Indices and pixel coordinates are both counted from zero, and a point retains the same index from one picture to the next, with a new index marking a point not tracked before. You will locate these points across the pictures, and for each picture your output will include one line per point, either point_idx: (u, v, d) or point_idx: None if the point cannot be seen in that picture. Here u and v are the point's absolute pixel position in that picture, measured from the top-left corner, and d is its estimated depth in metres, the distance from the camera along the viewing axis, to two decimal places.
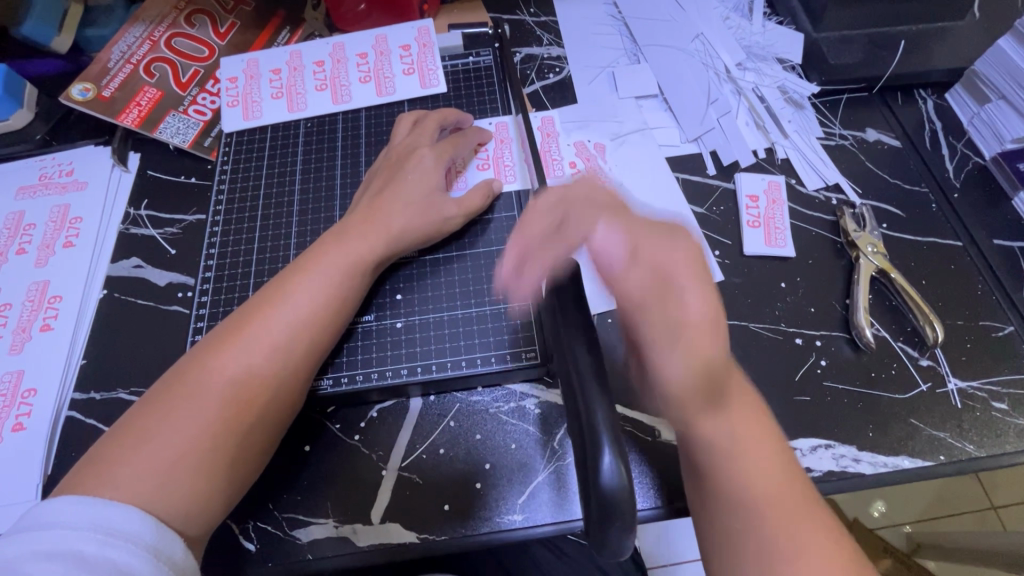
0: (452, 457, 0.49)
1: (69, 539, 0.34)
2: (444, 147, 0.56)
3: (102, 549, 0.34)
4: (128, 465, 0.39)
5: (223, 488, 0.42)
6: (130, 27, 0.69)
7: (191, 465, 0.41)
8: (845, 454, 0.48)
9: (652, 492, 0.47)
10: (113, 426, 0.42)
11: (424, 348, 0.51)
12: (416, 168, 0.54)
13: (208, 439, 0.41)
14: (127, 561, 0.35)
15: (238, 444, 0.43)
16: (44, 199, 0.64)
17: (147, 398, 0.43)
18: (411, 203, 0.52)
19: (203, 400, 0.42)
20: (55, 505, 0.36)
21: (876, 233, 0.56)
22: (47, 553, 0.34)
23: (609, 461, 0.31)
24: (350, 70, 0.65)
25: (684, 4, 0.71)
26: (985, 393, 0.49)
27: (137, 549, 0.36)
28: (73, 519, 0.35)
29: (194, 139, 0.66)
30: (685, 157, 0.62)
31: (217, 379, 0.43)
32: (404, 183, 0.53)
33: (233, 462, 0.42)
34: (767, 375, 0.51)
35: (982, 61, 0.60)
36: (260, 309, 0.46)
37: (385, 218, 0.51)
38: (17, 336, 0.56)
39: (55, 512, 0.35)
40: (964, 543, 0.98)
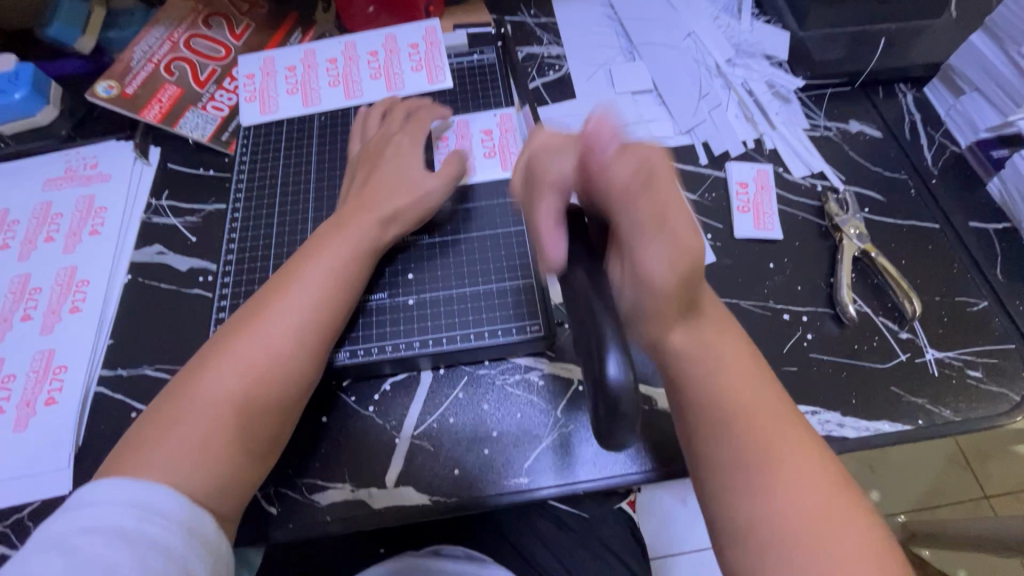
0: (461, 426, 0.52)
1: (111, 517, 0.37)
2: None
3: (139, 525, 0.37)
4: (166, 441, 0.42)
5: (252, 456, 0.45)
6: (151, 29, 0.73)
7: (223, 434, 0.44)
8: (830, 419, 0.51)
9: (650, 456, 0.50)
10: (149, 405, 0.46)
11: (434, 323, 0.54)
12: None
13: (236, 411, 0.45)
14: (164, 538, 0.37)
15: (265, 414, 0.46)
16: (70, 191, 0.67)
17: (179, 377, 0.47)
18: (414, 192, 0.56)
19: (230, 376, 0.45)
20: (96, 486, 0.39)
21: (858, 216, 0.59)
22: (93, 529, 0.37)
23: (615, 366, 0.30)
24: (361, 67, 0.69)
25: (677, 5, 0.75)
26: (960, 362, 0.53)
27: (172, 526, 0.38)
28: (114, 499, 0.38)
29: (213, 133, 0.69)
30: (679, 148, 0.66)
31: (241, 357, 0.46)
32: (407, 177, 0.57)
33: (261, 431, 0.46)
34: (757, 348, 0.54)
35: (957, 56, 0.64)
36: (281, 291, 0.50)
37: (390, 207, 0.55)
38: (47, 318, 0.59)
39: (96, 493, 0.38)
40: (955, 530, 1.02)
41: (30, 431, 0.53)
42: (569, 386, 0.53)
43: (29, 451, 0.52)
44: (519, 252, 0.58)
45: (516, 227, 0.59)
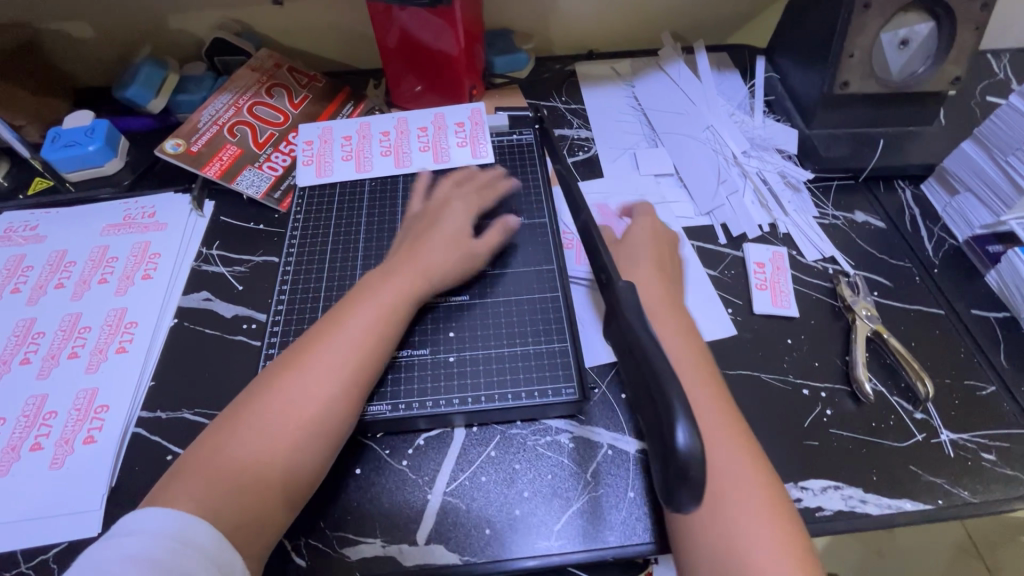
0: (492, 485, 0.53)
1: (149, 545, 0.39)
2: (474, 202, 0.66)
3: (172, 555, 0.39)
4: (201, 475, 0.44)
5: (280, 504, 0.46)
6: (218, 94, 0.80)
7: (254, 477, 0.45)
8: (853, 495, 0.52)
9: (641, 530, 0.51)
10: (185, 452, 0.47)
11: (474, 380, 0.57)
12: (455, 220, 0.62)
13: (269, 454, 0.46)
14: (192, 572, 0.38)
15: (296, 464, 0.47)
16: (127, 236, 0.71)
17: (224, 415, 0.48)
18: (444, 247, 0.60)
19: (267, 419, 0.47)
20: (140, 515, 0.41)
21: (869, 299, 0.64)
22: (130, 557, 0.38)
23: (683, 435, 0.30)
24: (411, 139, 0.76)
25: (696, 100, 0.83)
26: (974, 444, 0.55)
27: (202, 561, 0.39)
28: (156, 527, 0.40)
29: (266, 191, 0.74)
30: (699, 228, 0.71)
31: (282, 398, 0.48)
32: (443, 233, 0.61)
33: (291, 480, 0.46)
34: (781, 422, 0.56)
35: (950, 160, 0.71)
36: (316, 336, 0.52)
37: (427, 260, 0.58)
38: (94, 357, 0.61)
39: (140, 520, 0.40)
40: None
41: (65, 469, 0.53)
42: (598, 451, 0.55)
43: (59, 490, 0.52)
44: (556, 317, 0.60)
45: (553, 292, 0.62)
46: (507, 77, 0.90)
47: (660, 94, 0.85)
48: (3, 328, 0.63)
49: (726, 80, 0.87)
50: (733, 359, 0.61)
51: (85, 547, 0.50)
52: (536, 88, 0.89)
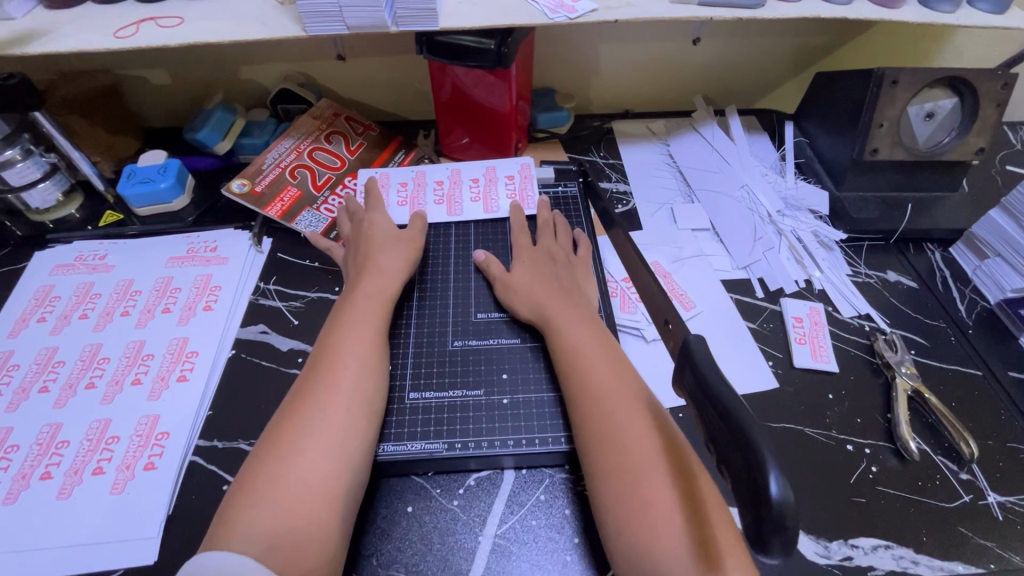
0: (543, 529, 0.53)
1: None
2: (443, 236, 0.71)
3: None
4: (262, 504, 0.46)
5: (342, 508, 0.48)
6: (281, 139, 0.85)
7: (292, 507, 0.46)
8: (904, 555, 0.52)
9: None
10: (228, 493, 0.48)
11: (528, 423, 0.58)
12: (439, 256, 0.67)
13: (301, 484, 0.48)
14: None
15: (351, 463, 0.50)
16: (190, 269, 0.74)
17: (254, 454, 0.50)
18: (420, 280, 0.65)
19: (311, 439, 0.50)
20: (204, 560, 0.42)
21: (907, 357, 0.65)
22: None
23: (776, 485, 0.29)
24: (464, 190, 0.80)
25: (730, 160, 0.87)
26: (1022, 507, 0.55)
27: None
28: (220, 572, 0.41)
29: (323, 231, 0.78)
30: (737, 281, 0.74)
31: (304, 429, 0.51)
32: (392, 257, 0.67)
33: (348, 483, 0.49)
34: (827, 477, 0.57)
35: (978, 226, 0.74)
36: (326, 370, 0.56)
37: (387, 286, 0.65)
38: (155, 384, 0.63)
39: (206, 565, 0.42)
40: None
41: (126, 495, 0.54)
42: None
43: (119, 516, 0.53)
44: None
45: None
46: (548, 132, 0.95)
47: (694, 153, 0.90)
48: (71, 353, 0.65)
49: (756, 142, 0.92)
50: (776, 411, 0.62)
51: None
52: (575, 144, 0.95)
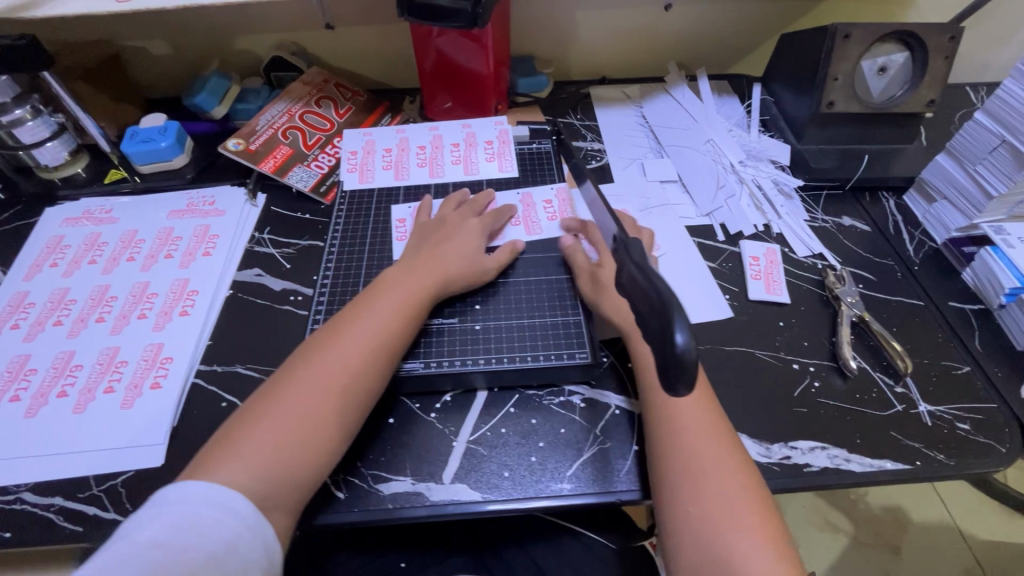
0: (512, 436, 0.59)
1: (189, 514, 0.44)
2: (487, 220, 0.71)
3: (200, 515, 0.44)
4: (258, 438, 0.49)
5: (335, 436, 0.52)
6: (274, 103, 0.90)
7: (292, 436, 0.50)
8: (838, 454, 0.57)
9: (631, 479, 0.56)
10: (215, 433, 0.51)
11: (497, 344, 0.63)
12: (466, 229, 0.69)
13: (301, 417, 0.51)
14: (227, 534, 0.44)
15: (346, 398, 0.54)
16: (190, 220, 0.80)
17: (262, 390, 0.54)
18: (463, 252, 0.66)
19: (308, 389, 0.53)
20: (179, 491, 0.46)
21: (853, 289, 0.70)
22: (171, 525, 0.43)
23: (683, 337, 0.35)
24: (539, 211, 0.76)
25: (698, 118, 0.92)
26: (950, 415, 0.60)
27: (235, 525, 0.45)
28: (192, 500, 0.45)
29: (312, 186, 0.83)
30: (700, 227, 0.79)
31: (315, 368, 0.54)
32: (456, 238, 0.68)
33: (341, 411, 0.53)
34: (772, 391, 0.62)
35: (927, 172, 0.78)
36: (345, 323, 0.58)
37: (440, 259, 0.65)
38: (159, 318, 0.68)
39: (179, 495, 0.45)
40: None
41: (135, 409, 0.60)
42: (606, 410, 0.61)
43: (128, 427, 0.59)
44: (570, 294, 0.67)
45: (561, 274, 0.69)
46: (529, 96, 1.00)
47: (666, 113, 0.95)
48: (81, 293, 0.71)
49: (725, 103, 0.97)
50: (730, 336, 0.67)
51: (150, 476, 0.56)
52: (554, 107, 0.99)
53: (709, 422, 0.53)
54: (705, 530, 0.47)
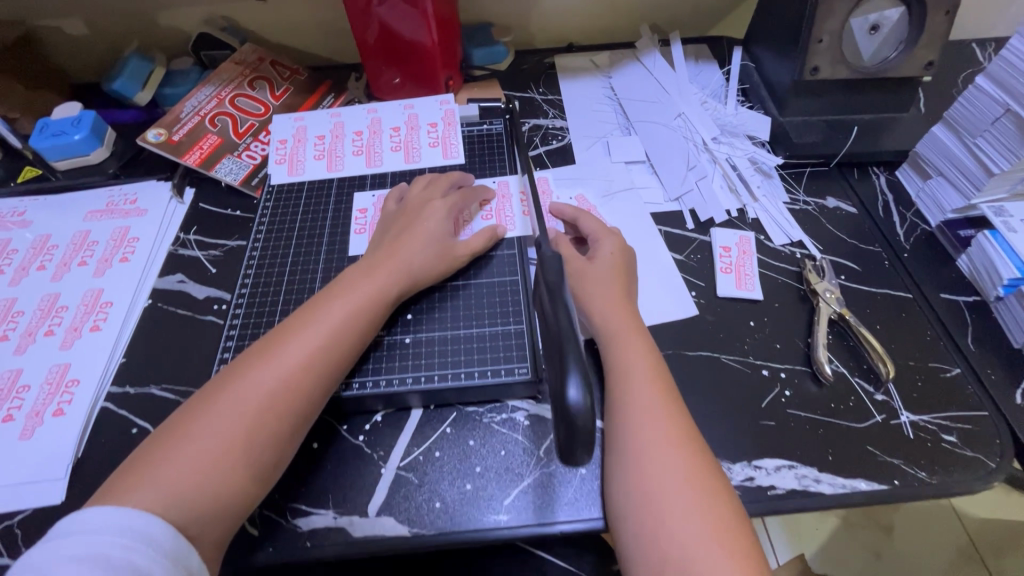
0: (447, 460, 0.53)
1: (96, 544, 0.39)
2: (456, 199, 0.64)
3: (126, 552, 0.39)
4: (173, 464, 0.44)
5: (256, 469, 0.47)
6: (201, 86, 0.82)
7: (208, 470, 0.45)
8: (807, 474, 0.51)
9: (589, 507, 0.51)
10: (122, 462, 0.45)
11: (428, 360, 0.56)
12: (431, 215, 0.62)
13: (224, 448, 0.46)
14: (142, 564, 0.39)
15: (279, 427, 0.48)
16: (108, 222, 0.73)
17: (188, 406, 0.49)
18: (424, 243, 0.59)
19: (233, 409, 0.47)
20: (87, 516, 0.40)
21: (833, 282, 0.63)
22: (74, 557, 0.38)
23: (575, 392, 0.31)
24: (514, 206, 0.69)
25: (670, 89, 0.83)
26: (934, 426, 0.54)
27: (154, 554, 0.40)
28: (102, 526, 0.40)
29: (244, 178, 0.76)
30: (668, 213, 0.72)
31: (245, 391, 0.48)
32: (422, 228, 0.60)
33: (263, 441, 0.47)
34: (737, 402, 0.56)
35: (922, 145, 0.70)
36: (283, 336, 0.52)
37: (403, 257, 0.58)
38: (68, 334, 0.62)
39: (87, 521, 0.40)
40: None
41: (36, 439, 0.55)
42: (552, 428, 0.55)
43: (26, 460, 0.54)
44: (513, 299, 0.60)
45: (512, 277, 0.62)
46: (486, 70, 0.91)
47: (635, 84, 0.85)
48: None
49: (702, 71, 0.87)
50: (695, 339, 0.61)
51: (49, 515, 0.51)
52: (514, 81, 0.90)
53: (669, 438, 0.48)
54: (674, 565, 0.43)
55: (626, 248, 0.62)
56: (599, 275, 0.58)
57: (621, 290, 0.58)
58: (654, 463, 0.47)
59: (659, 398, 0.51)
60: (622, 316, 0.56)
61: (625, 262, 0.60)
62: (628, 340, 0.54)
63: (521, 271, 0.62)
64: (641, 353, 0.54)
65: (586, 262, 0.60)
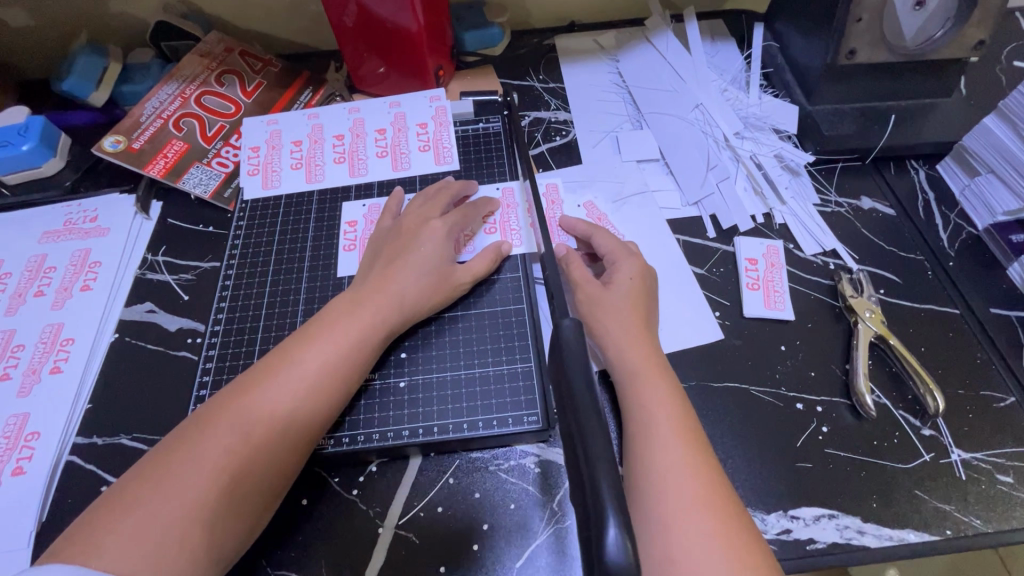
0: (450, 517, 0.48)
1: None
2: (455, 220, 0.58)
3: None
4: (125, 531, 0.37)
5: (227, 535, 0.41)
6: (162, 84, 0.73)
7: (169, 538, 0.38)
8: (849, 525, 0.47)
9: None
10: (64, 529, 0.38)
11: (426, 409, 0.51)
12: (428, 238, 0.55)
13: (188, 512, 0.39)
14: None
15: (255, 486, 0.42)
16: (66, 243, 0.66)
17: (146, 459, 0.42)
18: (419, 273, 0.53)
19: (200, 464, 0.41)
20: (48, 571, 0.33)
21: (873, 298, 0.57)
22: None
23: (614, 535, 0.26)
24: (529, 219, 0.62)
25: (685, 75, 0.75)
26: (989, 465, 0.49)
27: None
28: None
29: (215, 190, 0.68)
30: (686, 220, 0.65)
31: (216, 444, 0.42)
32: (417, 255, 0.54)
33: (236, 504, 0.41)
34: (770, 441, 0.51)
35: (970, 137, 0.63)
36: (261, 378, 0.46)
37: (394, 288, 0.52)
38: (26, 379, 0.56)
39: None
40: None
41: None
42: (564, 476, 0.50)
43: None
44: (518, 333, 0.55)
45: (516, 305, 0.57)
46: (479, 54, 0.82)
47: (646, 69, 0.77)
48: None
49: (719, 51, 0.79)
50: (720, 368, 0.55)
51: None
52: (511, 67, 0.81)
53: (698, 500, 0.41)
54: None
55: (648, 271, 0.55)
56: (615, 305, 0.52)
57: (641, 322, 0.51)
58: (679, 500, 0.41)
59: (686, 448, 0.43)
60: (641, 353, 0.49)
61: (644, 289, 0.54)
62: (646, 380, 0.47)
63: (526, 299, 0.57)
64: (665, 393, 0.47)
65: (600, 287, 0.53)
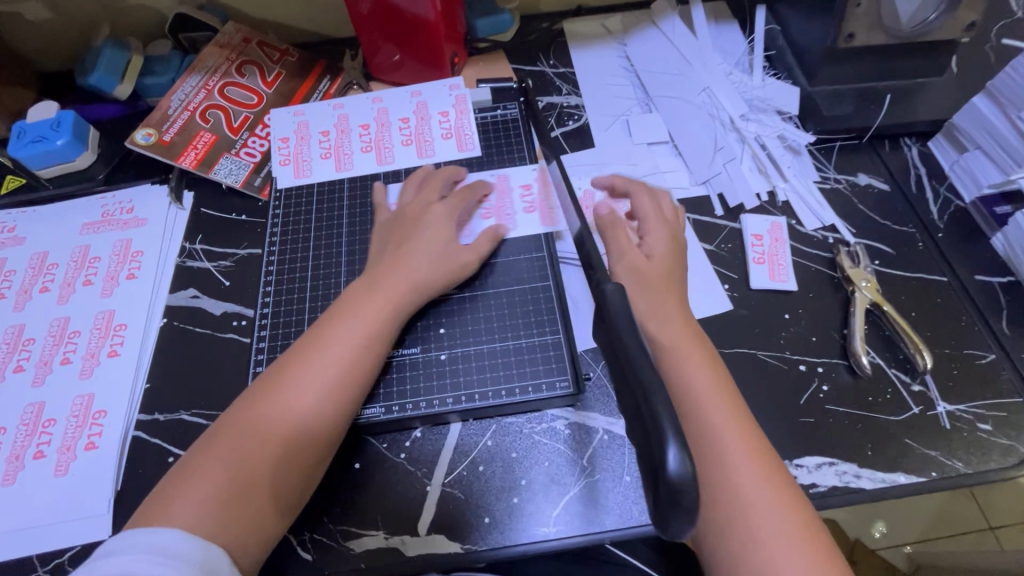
0: (491, 474, 0.53)
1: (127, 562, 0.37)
2: None
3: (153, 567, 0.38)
4: (201, 487, 0.44)
5: (283, 491, 0.47)
6: (186, 76, 0.75)
7: (232, 492, 0.44)
8: (847, 470, 0.53)
9: (638, 511, 0.51)
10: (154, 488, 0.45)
11: (466, 378, 0.56)
12: None
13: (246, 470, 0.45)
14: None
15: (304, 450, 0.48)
16: (107, 234, 0.69)
17: (218, 422, 0.49)
18: (452, 250, 0.57)
19: (253, 431, 0.47)
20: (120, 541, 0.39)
21: (869, 269, 0.62)
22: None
23: (674, 455, 0.30)
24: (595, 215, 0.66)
25: (692, 59, 0.78)
26: (970, 415, 0.55)
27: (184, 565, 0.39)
28: (133, 546, 0.39)
29: (246, 179, 0.71)
30: (696, 199, 0.69)
31: (267, 413, 0.48)
32: (451, 237, 0.58)
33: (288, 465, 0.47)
34: (778, 400, 0.56)
35: (960, 115, 0.67)
36: (303, 354, 0.51)
37: (431, 265, 0.56)
38: (86, 362, 0.60)
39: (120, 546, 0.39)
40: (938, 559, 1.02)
41: (72, 474, 0.54)
42: (594, 436, 0.55)
43: (68, 495, 0.54)
44: (546, 307, 0.60)
45: (543, 282, 0.61)
46: (490, 40, 0.84)
47: (653, 53, 0.80)
48: None
49: (723, 34, 0.82)
50: (730, 336, 0.60)
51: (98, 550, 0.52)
52: (522, 52, 0.83)
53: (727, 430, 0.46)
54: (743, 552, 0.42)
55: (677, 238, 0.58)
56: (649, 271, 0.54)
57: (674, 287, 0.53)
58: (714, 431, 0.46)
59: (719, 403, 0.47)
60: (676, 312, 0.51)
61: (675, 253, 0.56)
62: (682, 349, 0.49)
63: (551, 277, 0.61)
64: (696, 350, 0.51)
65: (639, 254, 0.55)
